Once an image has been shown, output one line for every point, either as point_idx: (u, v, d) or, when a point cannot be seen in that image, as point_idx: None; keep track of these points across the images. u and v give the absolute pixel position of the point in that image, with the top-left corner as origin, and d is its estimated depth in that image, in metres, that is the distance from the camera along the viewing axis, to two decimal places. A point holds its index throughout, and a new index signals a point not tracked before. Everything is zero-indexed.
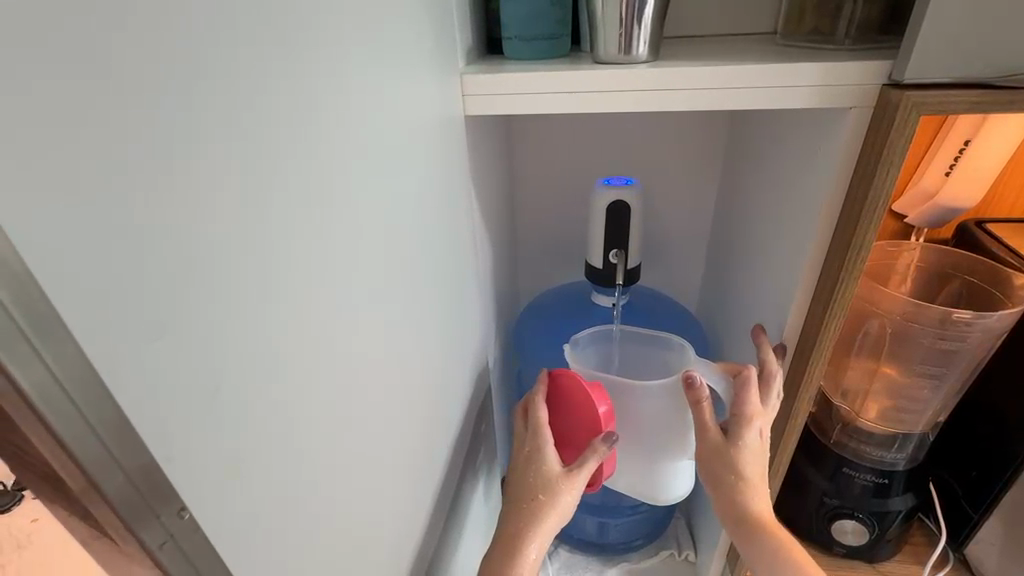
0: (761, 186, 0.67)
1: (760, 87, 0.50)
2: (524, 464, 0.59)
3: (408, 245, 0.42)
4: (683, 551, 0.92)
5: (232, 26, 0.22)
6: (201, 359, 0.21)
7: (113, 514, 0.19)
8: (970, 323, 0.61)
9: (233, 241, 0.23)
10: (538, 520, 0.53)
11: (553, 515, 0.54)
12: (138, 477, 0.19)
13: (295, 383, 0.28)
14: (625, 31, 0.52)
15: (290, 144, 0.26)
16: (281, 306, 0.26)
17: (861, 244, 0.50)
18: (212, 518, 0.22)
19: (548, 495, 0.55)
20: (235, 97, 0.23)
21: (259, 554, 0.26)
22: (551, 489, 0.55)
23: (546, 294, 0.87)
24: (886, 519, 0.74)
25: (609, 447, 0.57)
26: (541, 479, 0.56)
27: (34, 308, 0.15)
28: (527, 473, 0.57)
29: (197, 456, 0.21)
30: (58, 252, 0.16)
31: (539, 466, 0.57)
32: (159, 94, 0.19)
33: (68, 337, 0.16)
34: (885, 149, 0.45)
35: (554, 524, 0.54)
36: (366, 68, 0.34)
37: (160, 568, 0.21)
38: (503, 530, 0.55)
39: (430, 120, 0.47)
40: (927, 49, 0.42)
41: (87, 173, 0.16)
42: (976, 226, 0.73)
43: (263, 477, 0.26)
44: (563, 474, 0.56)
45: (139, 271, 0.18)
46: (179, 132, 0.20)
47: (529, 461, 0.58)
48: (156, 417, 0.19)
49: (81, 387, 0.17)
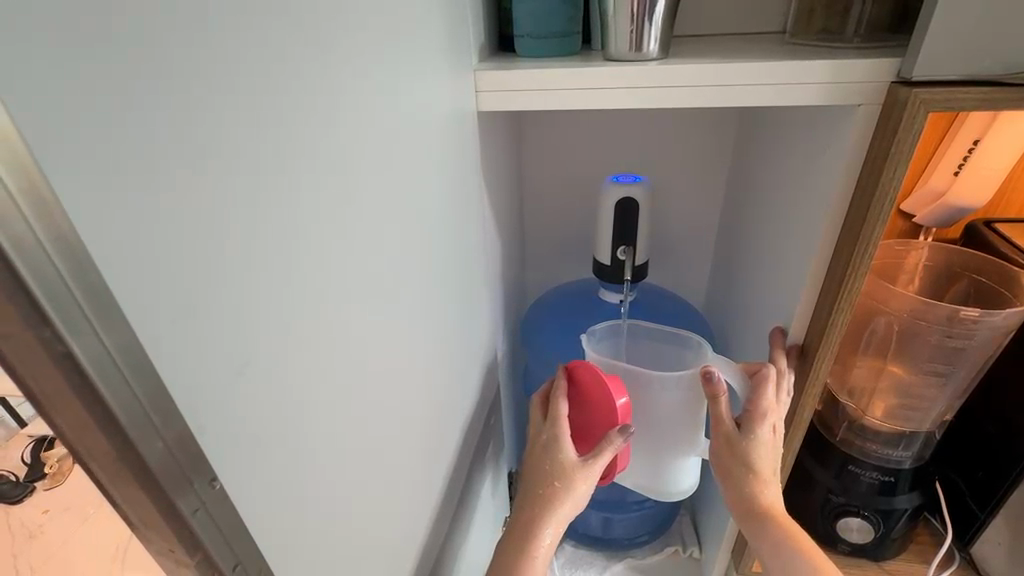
0: (769, 184, 0.68)
1: (768, 85, 0.50)
2: (540, 454, 0.60)
3: (422, 239, 0.44)
4: (687, 548, 0.92)
5: (261, 20, 0.23)
6: (230, 338, 0.22)
7: (151, 480, 0.20)
8: (977, 321, 0.62)
9: (260, 227, 0.24)
10: (552, 507, 0.55)
11: (569, 503, 0.56)
12: (174, 444, 0.20)
13: (316, 366, 0.29)
14: (635, 29, 0.52)
15: (313, 135, 0.27)
16: (304, 290, 0.27)
17: (868, 241, 0.51)
18: (238, 489, 0.24)
19: (564, 483, 0.56)
20: (263, 88, 0.24)
21: (279, 529, 0.27)
22: (566, 478, 0.56)
23: (554, 291, 0.87)
24: (891, 517, 0.74)
25: (625, 439, 0.57)
26: (557, 468, 0.57)
27: (89, 282, 0.16)
28: (543, 462, 0.59)
29: (225, 429, 0.23)
30: (109, 230, 0.17)
31: (555, 457, 0.58)
32: (196, 84, 0.20)
33: (117, 310, 0.17)
34: (893, 146, 0.46)
35: (568, 512, 0.56)
36: (383, 63, 0.35)
37: (192, 534, 0.22)
38: (519, 516, 0.57)
39: (444, 116, 0.47)
40: (935, 49, 0.43)
41: (134, 157, 0.17)
42: (985, 226, 0.73)
43: (284, 455, 0.27)
44: (578, 465, 0.57)
45: (178, 252, 0.20)
46: (213, 121, 0.21)
47: (545, 451, 0.60)
48: (190, 389, 0.21)
49: (127, 357, 0.18)
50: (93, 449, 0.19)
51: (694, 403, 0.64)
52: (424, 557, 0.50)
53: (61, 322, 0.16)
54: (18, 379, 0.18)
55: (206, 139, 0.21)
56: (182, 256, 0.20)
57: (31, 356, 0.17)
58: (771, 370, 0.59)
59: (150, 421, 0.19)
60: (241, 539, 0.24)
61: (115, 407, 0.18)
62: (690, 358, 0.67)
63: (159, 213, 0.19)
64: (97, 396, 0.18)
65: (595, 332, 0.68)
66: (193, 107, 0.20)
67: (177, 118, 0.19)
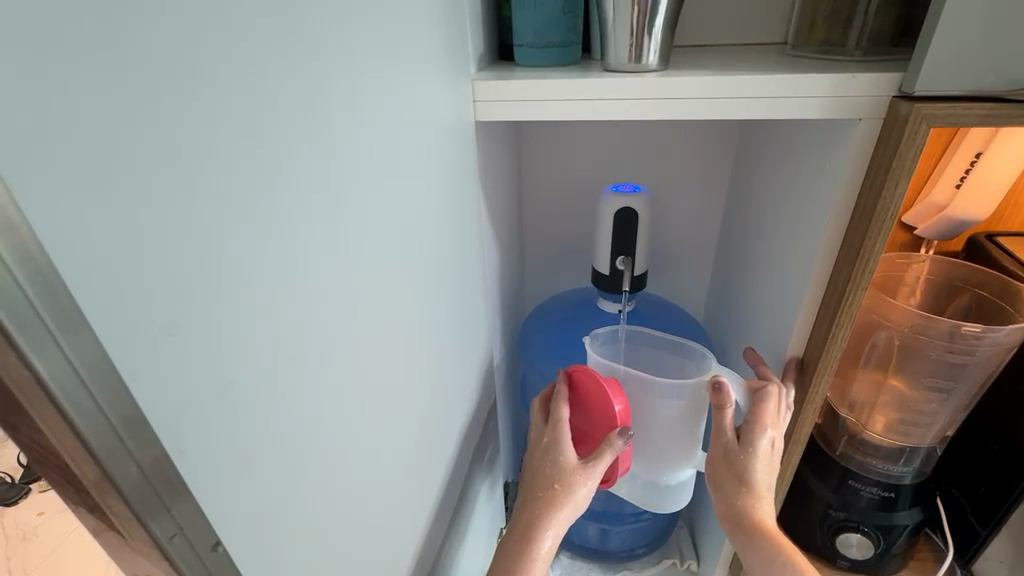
0: (769, 194, 0.68)
1: (770, 97, 0.50)
2: (541, 456, 0.59)
3: (416, 248, 0.43)
4: (685, 561, 0.91)
5: (253, 33, 0.23)
6: (213, 356, 0.22)
7: (125, 505, 0.20)
8: (979, 337, 0.61)
9: (245, 240, 0.23)
10: (552, 509, 0.54)
11: (569, 505, 0.55)
12: (149, 470, 0.20)
13: (301, 381, 0.28)
14: (635, 40, 0.52)
15: (303, 149, 0.27)
16: (291, 301, 0.27)
17: (871, 253, 0.50)
18: (219, 510, 0.23)
19: (565, 485, 0.56)
20: (247, 96, 0.23)
21: (262, 551, 0.26)
22: (567, 479, 0.56)
23: (553, 299, 0.87)
24: (893, 533, 0.73)
25: (625, 441, 0.57)
26: (558, 469, 0.57)
27: (60, 306, 0.16)
28: (544, 464, 0.58)
29: (207, 448, 0.22)
30: (83, 247, 0.16)
31: (556, 458, 0.58)
32: (169, 97, 0.19)
33: (88, 333, 0.17)
34: (893, 163, 0.46)
35: (568, 514, 0.55)
36: (375, 69, 0.34)
37: (168, 559, 0.22)
38: (518, 520, 0.56)
39: (441, 125, 0.47)
40: (935, 64, 0.42)
41: (110, 174, 0.17)
42: (987, 239, 0.72)
43: (267, 475, 0.26)
44: (579, 465, 0.56)
45: (154, 274, 0.19)
46: (191, 131, 0.20)
47: (546, 453, 0.59)
48: (168, 409, 0.20)
49: (99, 379, 0.17)
50: (67, 465, 0.19)
51: (694, 413, 0.63)
52: (419, 564, 0.49)
53: (26, 343, 0.16)
54: None
55: (189, 154, 0.20)
56: (159, 275, 0.19)
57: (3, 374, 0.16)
58: (773, 386, 0.59)
59: (125, 445, 0.19)
60: (223, 566, 0.24)
61: (86, 430, 0.18)
62: (693, 369, 0.66)
63: (141, 231, 0.18)
64: (70, 420, 0.17)
65: (598, 334, 0.69)
66: (180, 123, 0.20)
67: (159, 131, 0.19)
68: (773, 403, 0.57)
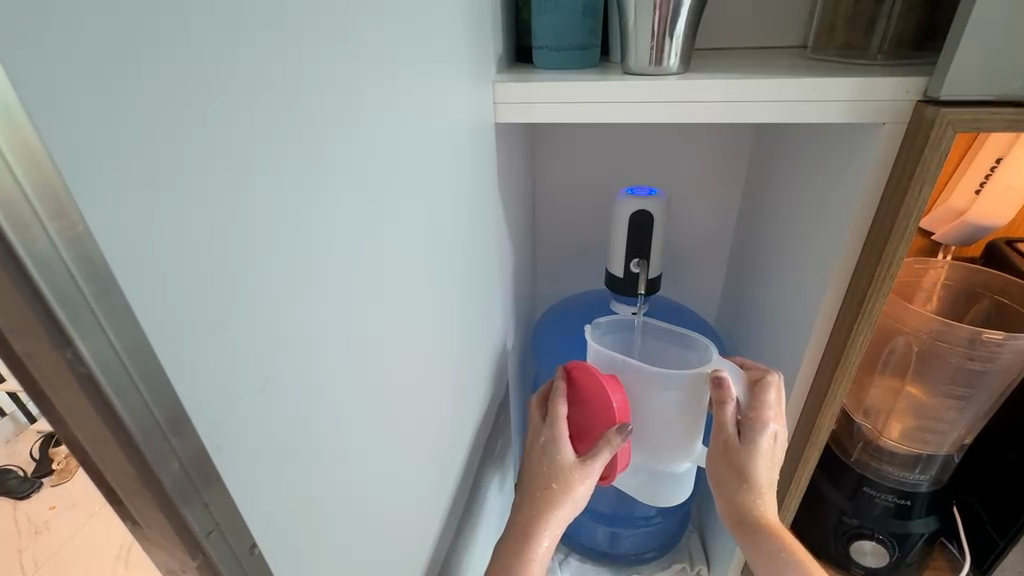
0: (786, 198, 0.67)
1: (791, 101, 0.50)
2: (538, 456, 0.59)
3: (438, 247, 0.44)
4: (696, 565, 0.91)
5: (292, 35, 0.23)
6: (248, 352, 0.22)
7: (162, 496, 0.20)
8: (1000, 343, 0.60)
9: (280, 238, 0.23)
10: (549, 510, 0.54)
11: (568, 504, 0.55)
12: (190, 464, 0.20)
13: (329, 378, 0.28)
14: (657, 43, 0.52)
15: (336, 150, 0.27)
16: (322, 299, 0.27)
17: (893, 257, 0.50)
18: (252, 506, 0.23)
19: (563, 485, 0.56)
20: (287, 97, 0.23)
21: (289, 549, 0.26)
22: (564, 479, 0.56)
23: (568, 300, 0.87)
24: (908, 541, 0.72)
25: (623, 438, 0.56)
26: (555, 468, 0.57)
27: (106, 292, 0.16)
28: (542, 462, 0.58)
29: (243, 445, 0.22)
30: (134, 244, 0.16)
31: (553, 457, 0.58)
32: (221, 97, 0.19)
33: (131, 319, 0.17)
34: (918, 167, 0.45)
35: (567, 513, 0.55)
36: (399, 69, 0.35)
37: (202, 553, 0.22)
38: (516, 521, 0.56)
39: (463, 126, 0.48)
40: (963, 69, 0.42)
41: (161, 168, 0.17)
42: (1006, 244, 0.71)
43: (296, 473, 0.26)
44: (575, 465, 0.56)
45: (198, 270, 0.19)
46: (239, 131, 0.20)
47: (543, 453, 0.59)
48: (208, 405, 0.20)
49: (142, 368, 0.17)
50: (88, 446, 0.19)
51: (693, 407, 0.62)
52: (432, 564, 0.49)
53: (80, 336, 0.16)
54: (22, 373, 0.17)
55: (234, 152, 0.20)
56: (202, 267, 0.19)
57: (37, 356, 0.16)
58: (773, 378, 0.59)
59: (166, 437, 0.19)
60: (254, 563, 0.24)
61: (132, 422, 0.18)
62: (696, 360, 0.65)
63: (187, 228, 0.18)
64: (114, 409, 0.17)
65: (599, 323, 0.69)
66: (226, 122, 0.20)
67: (207, 129, 0.19)
68: (773, 395, 0.58)
